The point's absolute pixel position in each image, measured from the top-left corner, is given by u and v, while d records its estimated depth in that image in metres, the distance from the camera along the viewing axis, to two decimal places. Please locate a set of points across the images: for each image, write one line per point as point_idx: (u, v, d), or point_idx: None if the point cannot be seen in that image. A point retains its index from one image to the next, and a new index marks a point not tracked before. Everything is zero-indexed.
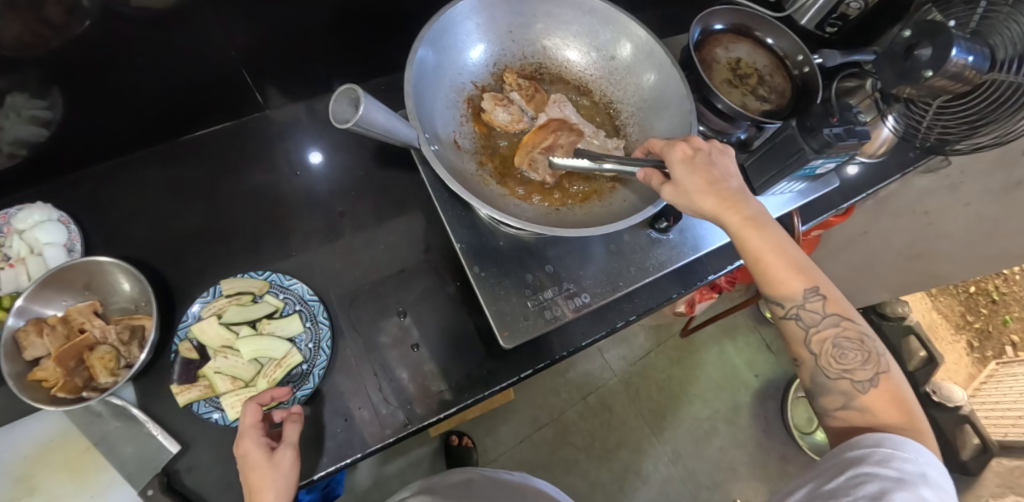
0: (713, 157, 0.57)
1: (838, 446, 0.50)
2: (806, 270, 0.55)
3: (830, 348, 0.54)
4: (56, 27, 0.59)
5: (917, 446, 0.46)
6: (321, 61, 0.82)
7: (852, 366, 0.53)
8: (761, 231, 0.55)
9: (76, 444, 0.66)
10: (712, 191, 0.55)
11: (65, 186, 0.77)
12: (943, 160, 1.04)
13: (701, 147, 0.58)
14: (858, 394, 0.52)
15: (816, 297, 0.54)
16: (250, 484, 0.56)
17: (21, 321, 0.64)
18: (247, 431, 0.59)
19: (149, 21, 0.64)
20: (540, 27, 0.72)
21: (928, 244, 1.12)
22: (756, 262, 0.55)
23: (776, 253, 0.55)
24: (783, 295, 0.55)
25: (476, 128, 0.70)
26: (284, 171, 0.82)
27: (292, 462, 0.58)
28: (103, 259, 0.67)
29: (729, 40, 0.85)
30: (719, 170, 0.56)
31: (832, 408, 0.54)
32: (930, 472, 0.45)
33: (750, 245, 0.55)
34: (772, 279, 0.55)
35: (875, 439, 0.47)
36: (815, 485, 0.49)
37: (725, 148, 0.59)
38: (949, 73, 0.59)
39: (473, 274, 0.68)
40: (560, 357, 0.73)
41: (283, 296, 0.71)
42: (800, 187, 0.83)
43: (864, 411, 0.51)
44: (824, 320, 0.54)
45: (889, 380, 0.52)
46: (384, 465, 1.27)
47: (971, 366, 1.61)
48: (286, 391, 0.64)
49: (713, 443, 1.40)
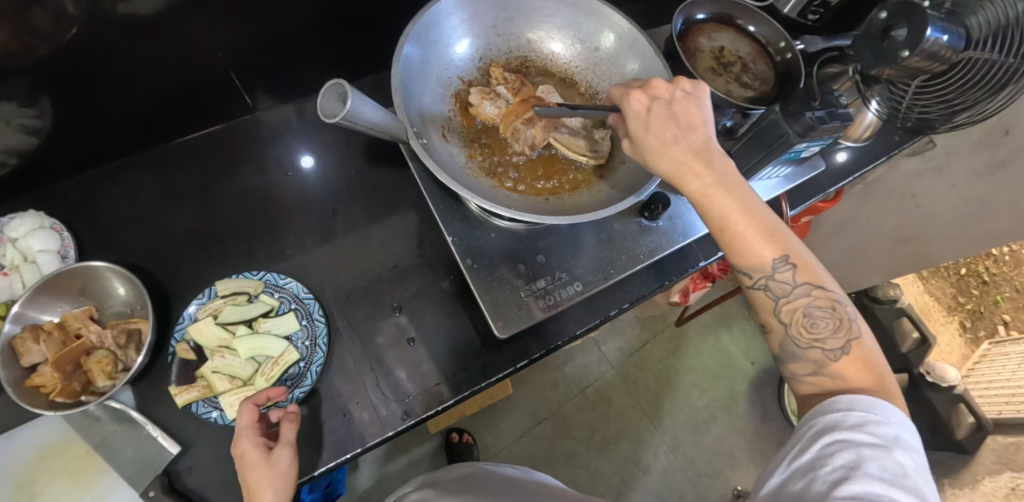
0: (674, 110, 0.57)
1: (810, 411, 0.51)
2: (778, 237, 0.54)
3: (800, 317, 0.54)
4: (43, 35, 0.60)
5: (889, 408, 0.48)
6: (307, 63, 0.82)
7: (823, 335, 0.53)
8: (722, 192, 0.54)
9: (77, 448, 0.66)
10: (670, 150, 0.56)
11: (57, 194, 0.77)
12: (927, 142, 1.05)
13: (660, 97, 0.58)
14: (829, 362, 0.53)
15: (785, 266, 0.54)
16: (246, 484, 0.57)
17: (17, 328, 0.64)
18: (243, 432, 0.59)
19: (134, 28, 0.65)
20: (524, 20, 0.73)
21: (916, 226, 1.15)
22: (721, 227, 0.55)
23: (743, 218, 0.54)
24: (752, 265, 0.54)
25: (464, 122, 0.70)
26: (276, 172, 0.82)
27: (289, 461, 0.59)
28: (97, 264, 0.67)
29: (712, 29, 0.86)
30: (679, 124, 0.56)
31: (802, 373, 0.54)
32: (901, 433, 0.47)
33: (716, 209, 0.54)
34: (739, 250, 0.55)
35: (848, 403, 0.48)
36: (791, 454, 0.49)
37: (690, 96, 0.58)
38: (925, 51, 0.61)
39: (467, 266, 0.68)
40: (555, 347, 0.74)
41: (278, 295, 0.71)
42: (786, 172, 0.85)
43: (836, 378, 0.52)
44: (796, 290, 0.54)
45: (861, 346, 0.52)
46: (386, 463, 1.28)
47: (965, 347, 1.63)
48: (282, 391, 0.64)
49: (712, 431, 1.41)
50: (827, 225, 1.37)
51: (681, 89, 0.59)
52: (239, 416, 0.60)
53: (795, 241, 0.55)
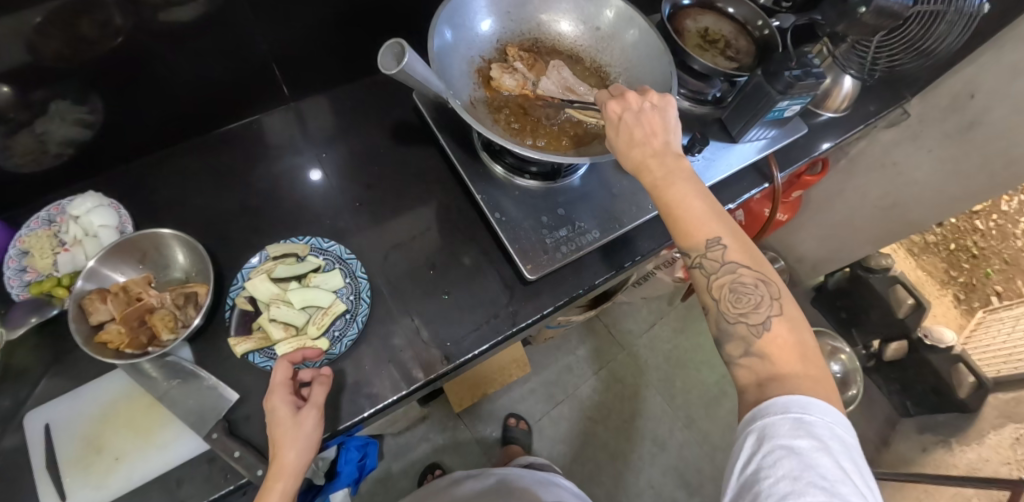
0: (638, 116, 0.66)
1: (751, 416, 0.52)
2: (718, 219, 0.61)
3: (728, 293, 0.59)
4: (91, 42, 0.68)
5: (821, 406, 0.50)
6: (319, 72, 0.92)
7: (747, 310, 0.58)
8: (672, 183, 0.62)
9: (140, 402, 0.70)
10: (631, 150, 0.65)
11: (108, 180, 0.84)
12: (902, 114, 1.15)
13: (629, 107, 0.67)
14: (754, 338, 0.56)
15: (718, 246, 0.60)
16: (274, 436, 0.59)
17: (88, 285, 0.70)
18: (276, 388, 0.61)
19: (175, 32, 0.73)
20: (534, 6, 0.81)
21: (900, 193, 1.24)
22: (668, 211, 0.62)
23: (688, 201, 0.61)
24: (688, 243, 0.61)
25: (488, 93, 0.76)
26: (309, 154, 0.89)
27: (314, 423, 0.61)
28: (163, 231, 0.73)
29: (697, 13, 0.96)
30: (641, 130, 0.65)
31: (736, 354, 0.57)
32: (834, 431, 0.49)
33: (664, 193, 0.62)
34: (681, 229, 0.61)
35: (783, 406, 0.50)
36: (739, 466, 0.51)
37: (658, 106, 0.66)
38: (879, 8, 0.72)
39: (496, 220, 0.76)
40: (579, 294, 0.78)
41: (323, 257, 0.75)
42: (771, 134, 0.94)
43: (763, 357, 0.55)
44: (724, 267, 0.60)
45: (782, 322, 0.56)
46: (410, 450, 1.31)
47: (960, 317, 1.66)
48: (317, 352, 0.66)
49: (724, 406, 1.46)
50: (817, 200, 1.45)
51: (650, 102, 0.67)
52: (274, 372, 0.62)
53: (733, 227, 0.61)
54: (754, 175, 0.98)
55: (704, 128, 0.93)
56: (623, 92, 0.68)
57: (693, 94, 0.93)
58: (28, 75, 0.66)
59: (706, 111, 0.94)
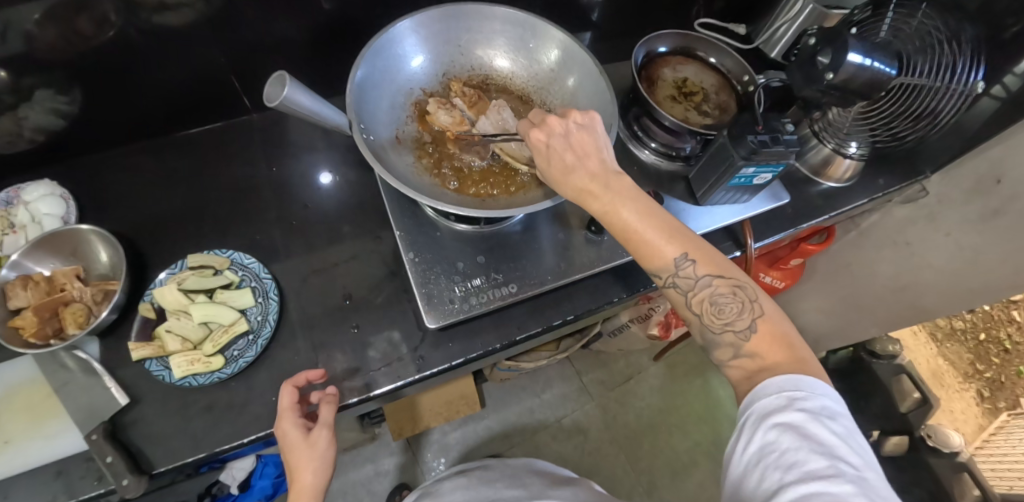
0: (570, 137, 0.60)
1: (746, 400, 0.51)
2: (676, 236, 0.56)
3: (708, 306, 0.55)
4: (86, 36, 0.72)
5: (813, 381, 0.48)
6: None
7: (731, 318, 0.54)
8: (620, 211, 0.57)
9: (41, 389, 0.72)
10: (568, 179, 0.59)
11: (71, 168, 0.87)
12: (919, 191, 1.00)
13: (555, 129, 0.60)
14: (743, 342, 0.53)
15: (687, 263, 0.55)
16: (290, 461, 0.62)
17: (12, 274, 0.72)
18: (284, 412, 0.63)
19: (162, 34, 0.77)
20: (486, 42, 0.79)
21: (912, 276, 1.07)
22: (627, 238, 0.57)
23: (643, 225, 0.56)
24: (657, 266, 0.56)
25: (419, 127, 0.76)
26: (264, 165, 0.89)
27: (326, 441, 0.64)
28: (82, 227, 0.76)
29: (677, 61, 0.91)
30: (572, 153, 0.59)
31: (726, 359, 0.55)
32: (827, 402, 0.47)
33: (619, 221, 0.57)
34: (644, 255, 0.57)
35: (777, 385, 0.49)
36: (739, 449, 0.49)
37: (583, 122, 0.60)
38: (845, 74, 0.66)
39: (409, 259, 0.73)
40: (493, 350, 0.75)
41: (241, 273, 0.76)
42: (748, 198, 0.86)
43: (754, 357, 0.53)
44: (699, 282, 0.55)
45: (768, 322, 0.53)
46: (351, 471, 1.28)
47: (981, 417, 1.47)
48: (320, 373, 0.67)
49: (692, 477, 1.36)
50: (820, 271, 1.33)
51: (574, 120, 0.61)
52: (280, 396, 0.64)
53: (694, 238, 0.57)
54: (728, 242, 0.89)
55: (670, 187, 0.88)
56: (543, 118, 0.62)
57: (664, 148, 0.87)
58: (20, 64, 0.70)
59: (675, 168, 0.89)
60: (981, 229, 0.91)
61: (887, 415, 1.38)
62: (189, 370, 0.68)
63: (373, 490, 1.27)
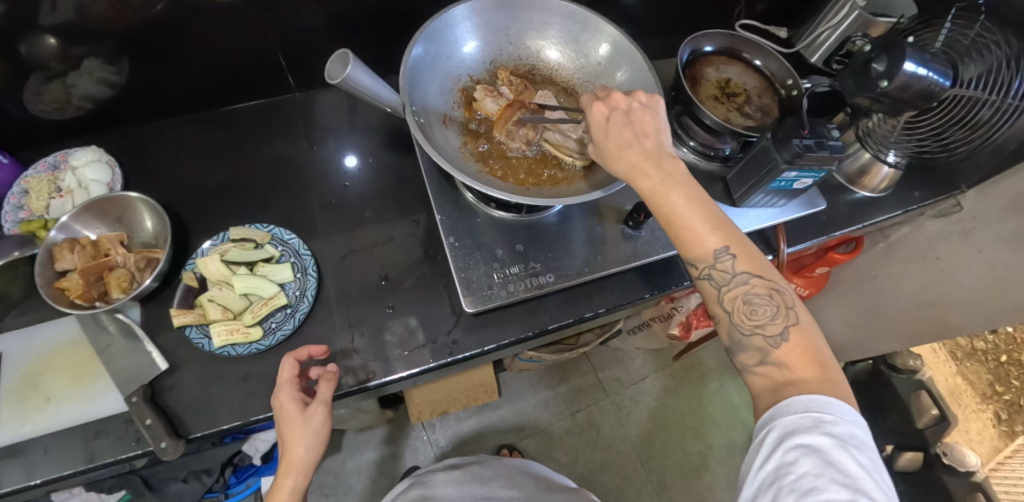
0: (630, 114, 0.61)
1: (769, 415, 0.50)
2: (722, 229, 0.56)
3: (741, 304, 0.55)
4: (134, 8, 0.73)
5: (842, 407, 0.48)
6: None
7: (763, 321, 0.54)
8: (672, 191, 0.57)
9: (84, 351, 0.73)
10: (622, 156, 0.59)
11: (115, 137, 0.89)
12: (953, 206, 0.99)
13: (618, 105, 0.62)
14: (772, 349, 0.53)
15: (727, 257, 0.55)
16: (284, 432, 0.64)
17: (60, 236, 0.74)
18: (283, 384, 0.65)
19: (208, 10, 0.77)
20: (535, 31, 0.80)
21: (939, 291, 1.06)
22: (671, 223, 0.57)
23: (690, 212, 0.57)
24: (696, 255, 0.56)
25: (466, 113, 0.77)
26: (303, 144, 0.90)
27: (321, 419, 0.65)
28: (132, 195, 0.77)
29: (721, 61, 0.91)
30: (633, 130, 0.60)
31: (751, 364, 0.55)
32: (855, 431, 0.47)
33: (665, 205, 0.57)
34: (684, 241, 0.57)
35: (804, 406, 0.48)
36: (756, 465, 0.49)
37: (647, 102, 0.62)
38: (900, 83, 0.66)
39: (448, 243, 0.74)
40: (525, 338, 0.76)
41: (281, 248, 0.78)
42: (785, 203, 0.86)
43: (781, 367, 0.52)
44: (736, 278, 0.55)
45: (800, 332, 0.53)
46: (368, 451, 1.31)
47: (997, 439, 1.44)
48: (322, 350, 0.69)
49: (702, 479, 1.36)
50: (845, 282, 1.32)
51: (638, 100, 0.62)
52: (281, 368, 0.66)
53: (739, 234, 0.57)
54: (760, 245, 0.89)
55: (707, 187, 0.88)
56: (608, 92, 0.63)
57: (703, 147, 0.87)
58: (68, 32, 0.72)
59: (712, 168, 0.89)
60: (1013, 246, 0.89)
61: (902, 430, 1.38)
62: (228, 340, 0.70)
63: (387, 471, 1.29)
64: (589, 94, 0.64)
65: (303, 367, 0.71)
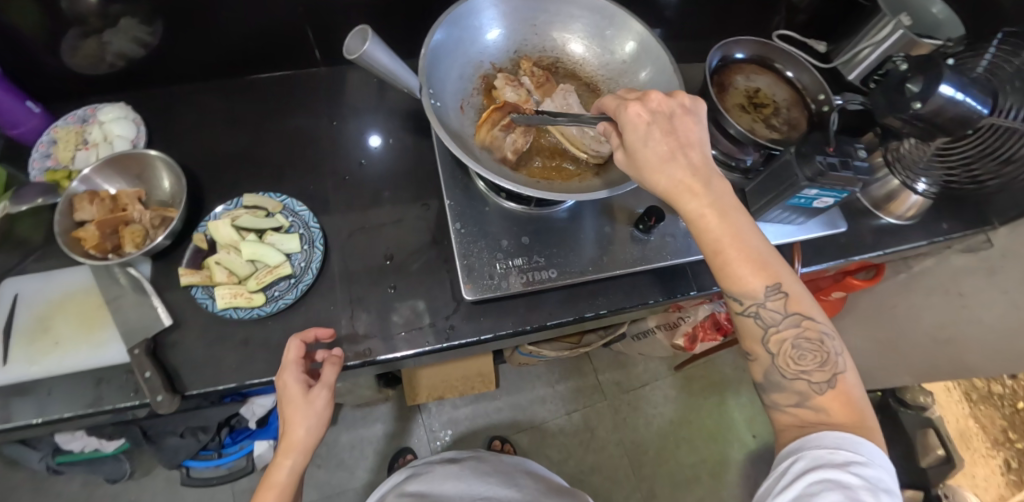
0: (675, 120, 0.57)
1: (796, 446, 0.50)
2: (767, 265, 0.54)
3: (788, 348, 0.54)
4: None
5: (873, 449, 0.47)
6: None
7: (809, 368, 0.53)
8: (721, 214, 0.54)
9: (94, 300, 0.75)
10: (666, 169, 0.55)
11: (144, 96, 0.90)
12: (983, 242, 0.94)
13: (661, 109, 0.58)
14: (814, 395, 0.52)
15: (776, 294, 0.53)
16: (286, 412, 0.65)
17: (82, 188, 0.76)
18: (288, 365, 0.65)
19: None
20: (562, 24, 0.79)
21: (958, 327, 1.02)
22: (715, 250, 0.54)
23: (735, 242, 0.54)
24: (742, 291, 0.54)
25: (484, 100, 0.77)
26: (324, 119, 0.91)
27: (323, 402, 0.66)
28: (151, 152, 0.79)
29: (751, 70, 0.89)
30: (680, 139, 0.56)
31: (785, 404, 0.54)
32: (883, 475, 0.46)
33: (710, 232, 0.54)
34: (729, 274, 0.54)
35: (835, 442, 0.48)
36: (777, 493, 0.48)
37: (690, 107, 0.59)
38: (935, 106, 0.64)
39: (454, 229, 0.74)
40: (522, 330, 0.75)
41: (291, 219, 0.79)
42: (803, 221, 0.84)
43: (819, 411, 0.52)
44: (785, 320, 0.54)
45: (845, 382, 0.52)
46: (363, 427, 1.33)
47: (1004, 488, 1.40)
48: (329, 333, 0.70)
49: (693, 492, 1.34)
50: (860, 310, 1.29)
51: (680, 103, 0.59)
52: (287, 348, 0.66)
53: (785, 269, 0.55)
54: None
55: None
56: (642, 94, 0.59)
57: (724, 156, 0.85)
58: None
59: (732, 179, 0.87)
60: None
61: (905, 467, 1.34)
62: (231, 302, 0.71)
63: (379, 449, 1.31)
64: (612, 98, 0.60)
65: (309, 348, 0.71)
